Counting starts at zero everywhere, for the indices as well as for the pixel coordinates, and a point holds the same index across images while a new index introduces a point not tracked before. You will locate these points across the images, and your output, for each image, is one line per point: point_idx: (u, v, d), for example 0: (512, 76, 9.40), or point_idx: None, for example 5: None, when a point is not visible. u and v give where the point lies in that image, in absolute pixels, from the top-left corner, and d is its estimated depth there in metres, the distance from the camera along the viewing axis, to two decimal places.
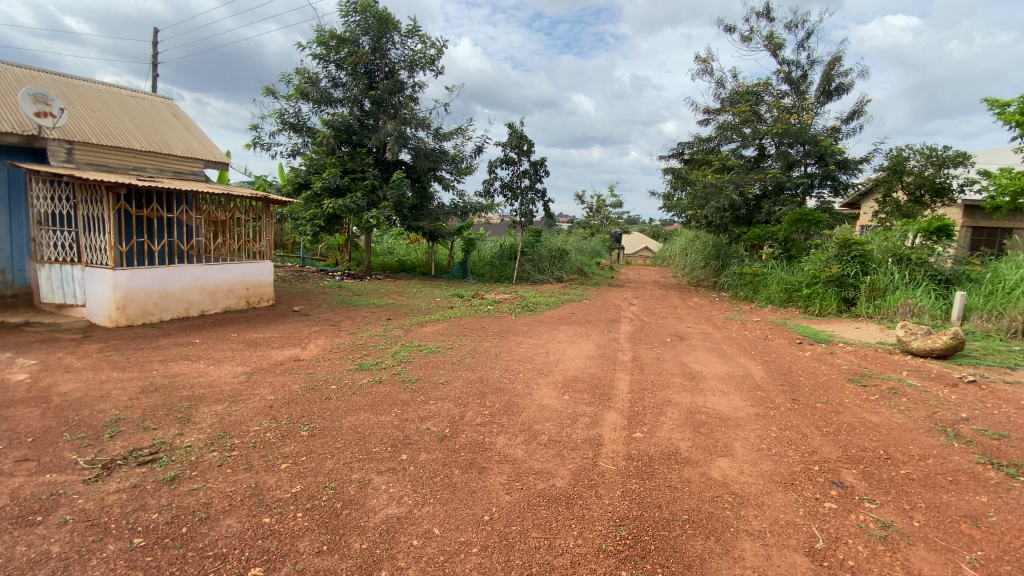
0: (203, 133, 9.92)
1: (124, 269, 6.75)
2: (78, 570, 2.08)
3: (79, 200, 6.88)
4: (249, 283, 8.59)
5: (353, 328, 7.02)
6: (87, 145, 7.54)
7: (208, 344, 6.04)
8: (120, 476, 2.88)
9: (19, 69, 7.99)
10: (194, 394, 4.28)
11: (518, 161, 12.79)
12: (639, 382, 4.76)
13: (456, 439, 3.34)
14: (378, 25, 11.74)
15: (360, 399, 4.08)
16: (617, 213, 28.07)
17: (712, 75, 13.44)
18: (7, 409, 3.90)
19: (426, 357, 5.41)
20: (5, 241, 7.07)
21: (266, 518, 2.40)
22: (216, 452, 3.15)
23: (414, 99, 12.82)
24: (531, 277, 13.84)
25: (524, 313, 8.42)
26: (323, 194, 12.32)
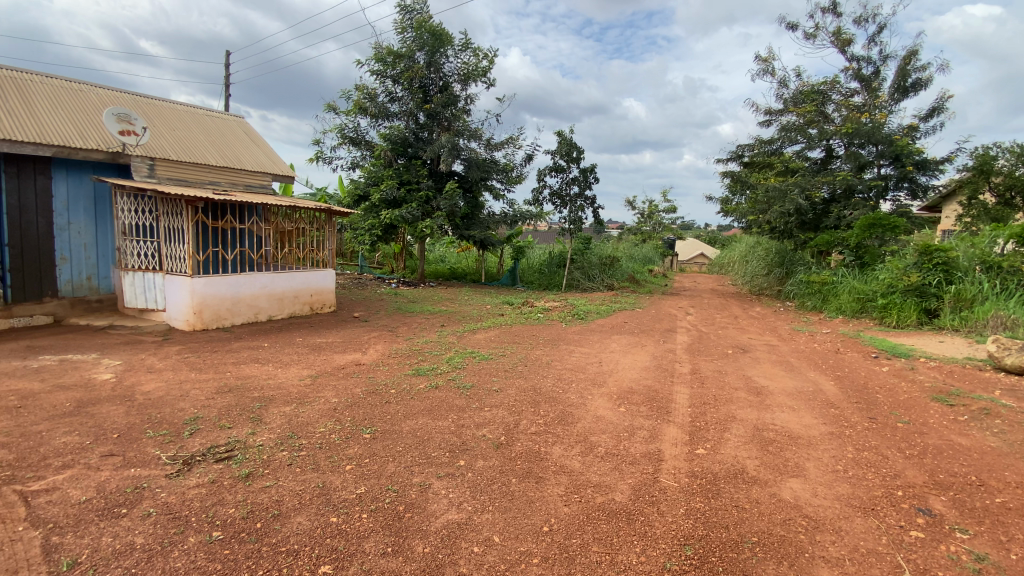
0: (270, 148, 10.55)
1: (201, 277, 7.28)
2: (163, 560, 2.25)
3: (162, 212, 7.48)
4: (312, 290, 9.03)
5: (409, 334, 7.21)
6: (167, 161, 8.21)
7: (276, 348, 6.38)
8: (200, 471, 3.09)
9: (109, 93, 8.82)
10: (264, 395, 4.54)
11: (568, 169, 12.74)
12: (700, 396, 4.59)
13: (512, 447, 3.34)
14: (433, 40, 12.11)
15: (418, 404, 4.18)
16: (670, 219, 27.36)
17: (773, 76, 12.91)
18: (102, 406, 4.28)
19: (479, 364, 5.47)
20: (93, 251, 7.77)
21: (334, 518, 2.50)
22: (285, 451, 3.32)
23: (467, 110, 13.10)
24: (581, 285, 13.70)
25: (576, 321, 8.35)
26: (380, 205, 12.80)
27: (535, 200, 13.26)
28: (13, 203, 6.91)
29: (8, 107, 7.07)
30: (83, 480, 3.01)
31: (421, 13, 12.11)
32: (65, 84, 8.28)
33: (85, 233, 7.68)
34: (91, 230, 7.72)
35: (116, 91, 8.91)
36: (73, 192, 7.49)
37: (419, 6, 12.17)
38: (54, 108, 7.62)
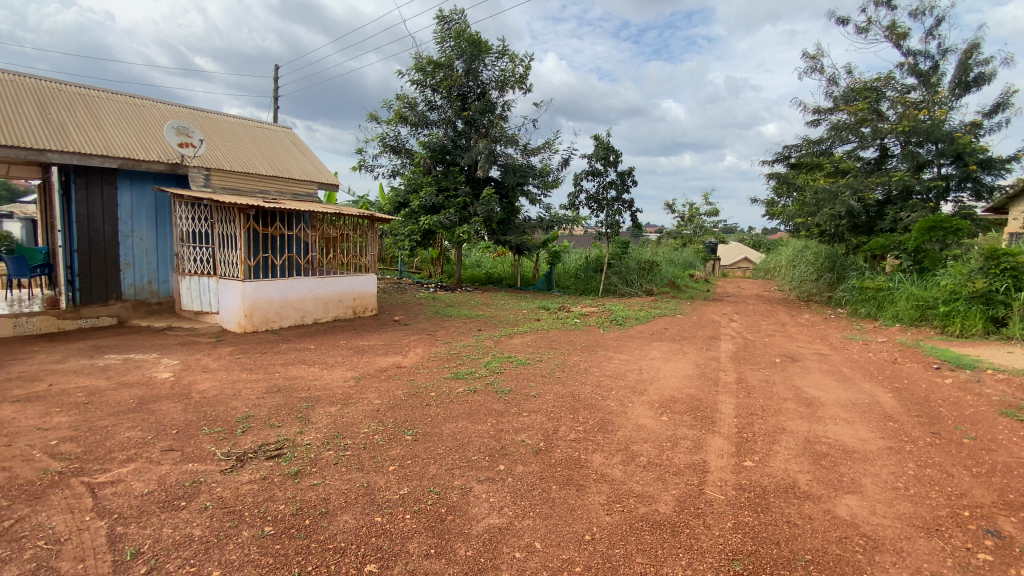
0: (315, 157, 10.95)
1: (252, 281, 7.62)
2: (219, 552, 2.36)
3: (216, 220, 7.88)
4: (354, 294, 9.29)
5: (447, 338, 7.31)
6: (222, 171, 8.65)
7: (321, 350, 6.59)
8: (252, 468, 3.23)
9: (170, 108, 9.38)
10: (310, 396, 4.69)
11: (604, 172, 12.62)
12: (746, 406, 4.44)
13: (551, 453, 3.33)
14: (471, 48, 12.29)
15: (457, 407, 4.23)
16: (712, 222, 26.63)
17: (822, 73, 12.41)
18: (162, 403, 4.54)
19: (517, 368, 5.47)
20: (154, 256, 8.26)
21: (378, 517, 2.56)
22: (331, 451, 3.42)
23: (504, 116, 13.22)
24: (618, 290, 13.50)
25: (614, 327, 8.23)
26: (419, 211, 13.06)
27: (571, 204, 13.20)
28: (83, 212, 7.44)
29: (80, 123, 7.63)
30: (145, 473, 3.19)
31: (460, 22, 12.32)
32: (129, 100, 8.86)
33: (146, 240, 8.17)
34: (151, 237, 8.22)
35: (175, 106, 9.48)
36: (136, 201, 7.99)
37: (458, 16, 12.38)
38: (120, 123, 8.17)
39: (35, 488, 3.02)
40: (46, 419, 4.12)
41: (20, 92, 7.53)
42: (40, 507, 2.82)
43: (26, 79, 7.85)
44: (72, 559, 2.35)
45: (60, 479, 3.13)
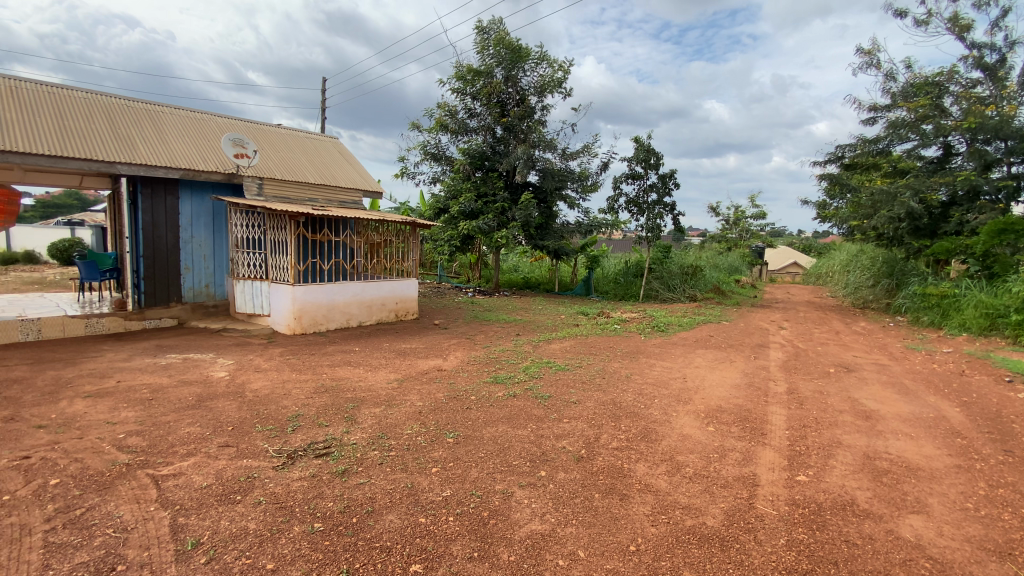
0: (360, 166, 11.30)
1: (301, 285, 7.93)
2: (272, 546, 2.46)
3: (269, 227, 8.25)
4: (397, 298, 9.51)
5: (486, 342, 7.36)
6: (273, 180, 9.05)
7: (365, 353, 6.78)
8: (301, 465, 3.35)
9: (226, 121, 9.90)
10: (356, 396, 4.83)
11: (645, 175, 12.42)
12: (799, 418, 4.25)
13: (593, 461, 3.30)
14: (511, 55, 12.39)
15: (498, 411, 4.25)
16: (758, 225, 25.69)
17: (878, 69, 11.81)
18: (218, 401, 4.78)
19: (557, 374, 5.45)
20: (211, 261, 8.73)
21: (422, 518, 2.61)
22: (376, 451, 3.51)
23: (543, 122, 13.24)
24: (660, 295, 13.22)
25: (656, 334, 8.06)
26: (459, 217, 13.24)
27: (611, 208, 13.06)
28: (148, 220, 7.95)
29: (147, 137, 8.17)
30: (203, 467, 3.37)
31: (499, 30, 12.44)
32: (190, 115, 9.41)
33: (204, 246, 8.65)
34: (209, 243, 8.69)
35: (231, 119, 10.01)
36: (196, 209, 8.48)
37: (498, 24, 12.51)
38: (182, 136, 8.69)
39: (106, 479, 3.24)
40: (115, 414, 4.42)
41: (94, 109, 8.14)
42: (109, 497, 3.01)
43: (100, 97, 8.47)
44: (139, 547, 2.51)
45: (127, 470, 3.35)
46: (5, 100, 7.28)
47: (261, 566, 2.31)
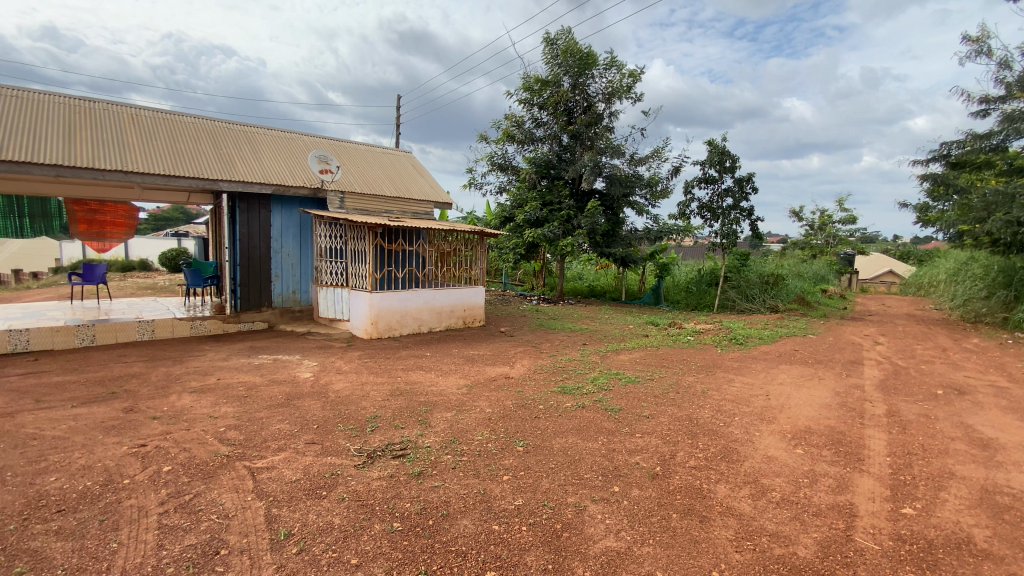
0: (431, 178, 11.74)
1: (378, 292, 8.34)
2: (355, 542, 2.59)
3: (349, 237, 8.75)
4: (465, 306, 9.75)
5: (553, 351, 7.34)
6: (354, 194, 9.61)
7: (436, 358, 6.99)
8: (380, 465, 3.51)
9: (312, 140, 10.67)
10: (428, 400, 4.99)
11: (720, 179, 11.90)
12: (900, 444, 3.87)
13: (669, 479, 3.19)
14: (579, 63, 12.39)
15: (567, 422, 4.22)
16: (847, 231, 23.70)
17: (990, 56, 10.59)
18: (304, 400, 5.12)
19: (627, 386, 5.32)
20: (297, 269, 9.41)
21: (496, 525, 2.64)
22: (449, 455, 3.60)
23: (610, 128, 13.09)
24: (736, 305, 12.55)
25: (733, 347, 7.64)
26: (524, 225, 13.37)
27: (682, 213, 12.63)
28: (244, 231, 8.71)
29: (244, 156, 8.97)
30: (292, 462, 3.63)
31: (567, 39, 12.50)
32: (281, 134, 10.23)
33: (292, 255, 9.34)
34: (296, 252, 9.38)
35: (317, 138, 10.77)
36: (285, 222, 9.18)
37: (566, 33, 12.58)
38: (274, 154, 9.46)
39: (210, 468, 3.57)
40: (216, 408, 4.86)
41: (200, 133, 9.07)
42: (212, 485, 3.32)
43: (205, 122, 9.42)
44: (239, 534, 2.73)
45: (227, 461, 3.67)
46: (129, 127, 8.28)
47: (346, 560, 2.44)
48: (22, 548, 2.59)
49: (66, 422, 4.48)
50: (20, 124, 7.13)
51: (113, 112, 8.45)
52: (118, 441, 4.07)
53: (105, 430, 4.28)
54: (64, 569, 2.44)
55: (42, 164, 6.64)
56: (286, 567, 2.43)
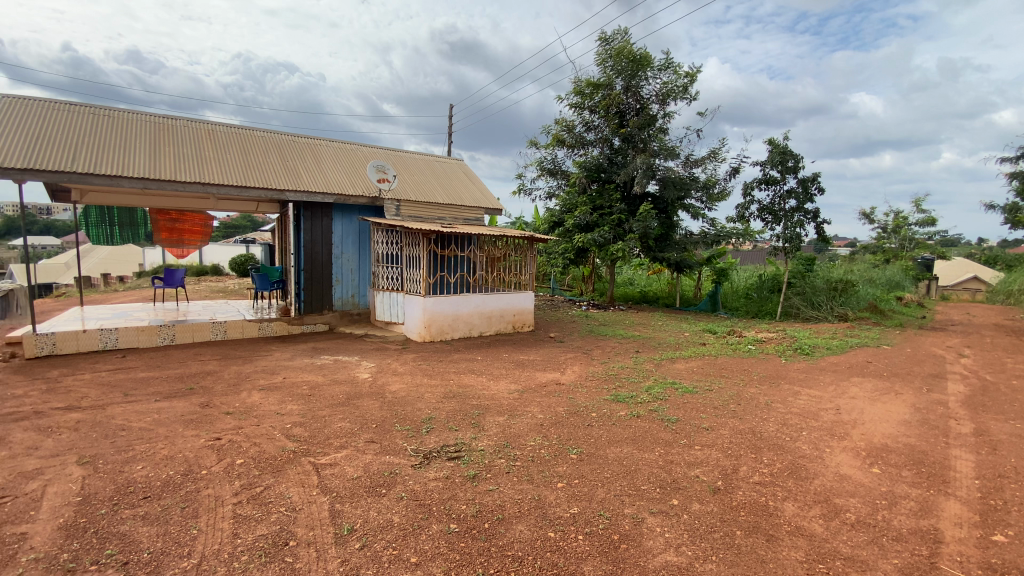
0: (482, 184, 11.92)
1: (430, 297, 8.55)
2: (414, 540, 2.66)
3: (404, 243, 9.04)
4: (515, 311, 9.80)
5: (605, 357, 7.24)
6: (409, 202, 9.92)
7: (487, 362, 7.07)
8: (436, 466, 3.59)
9: (369, 150, 11.10)
10: (481, 404, 5.06)
11: (782, 180, 11.36)
12: (992, 466, 3.54)
13: (732, 494, 3.07)
14: (632, 65, 12.21)
15: (622, 431, 4.16)
16: (925, 233, 21.94)
17: None
18: (363, 400, 5.32)
19: (684, 397, 5.15)
20: (356, 274, 9.80)
21: (552, 532, 2.64)
22: (503, 459, 3.63)
23: (664, 130, 12.81)
24: (801, 313, 11.89)
25: (798, 357, 7.25)
26: (574, 230, 13.30)
27: (740, 216, 12.14)
28: (308, 238, 9.17)
29: (307, 167, 9.47)
30: (353, 460, 3.78)
31: (620, 41, 12.36)
32: (341, 145, 10.72)
33: (351, 261, 9.74)
34: (355, 258, 9.77)
35: (374, 148, 11.21)
36: (345, 229, 9.60)
37: (618, 36, 12.45)
38: (335, 165, 9.94)
39: (278, 462, 3.77)
40: (282, 406, 5.14)
41: (269, 146, 9.67)
42: (281, 478, 3.51)
43: (273, 135, 10.02)
44: (305, 526, 2.87)
45: (294, 457, 3.87)
46: (206, 142, 8.95)
47: (406, 558, 2.51)
48: (114, 531, 2.84)
49: (151, 415, 4.87)
50: (114, 142, 7.87)
51: (193, 129, 9.16)
52: (196, 433, 4.39)
53: (184, 424, 4.62)
54: (151, 551, 2.65)
55: (132, 178, 7.29)
56: (349, 561, 2.53)
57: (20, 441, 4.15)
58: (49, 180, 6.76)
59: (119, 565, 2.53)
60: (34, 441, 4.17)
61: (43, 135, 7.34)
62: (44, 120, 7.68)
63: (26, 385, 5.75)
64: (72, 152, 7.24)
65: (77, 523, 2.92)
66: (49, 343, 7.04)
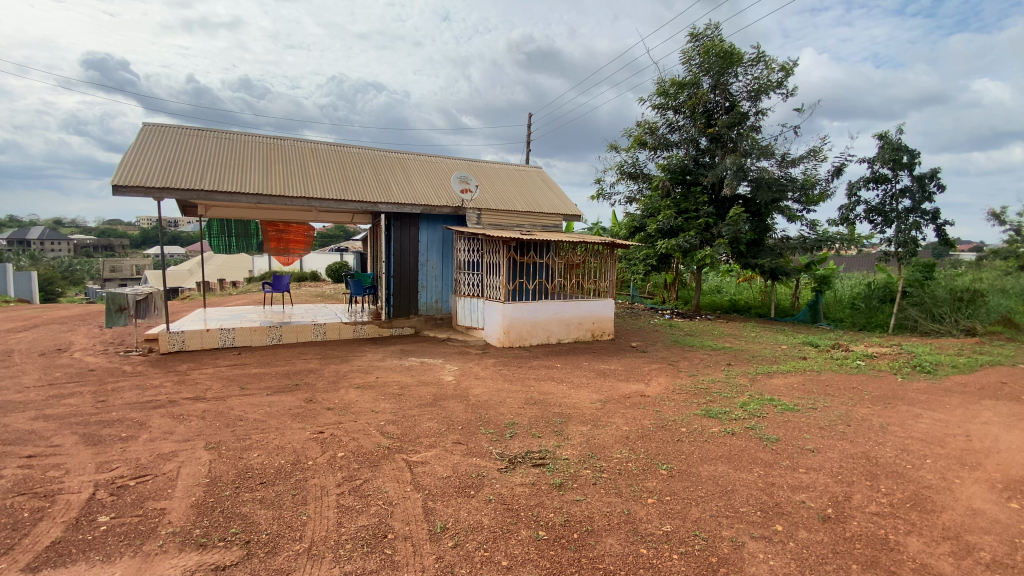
0: (561, 192, 11.96)
1: (510, 303, 8.70)
2: (504, 544, 2.71)
3: (485, 251, 9.29)
4: (594, 318, 9.68)
5: (692, 370, 6.92)
6: (490, 210, 10.17)
7: (568, 370, 7.04)
8: (522, 471, 3.63)
9: (453, 161, 11.55)
10: (564, 412, 5.05)
11: (895, 178, 10.26)
12: None
13: (844, 524, 2.83)
14: (721, 62, 11.66)
15: (715, 449, 3.96)
16: None
17: None
18: (448, 402, 5.52)
19: (784, 415, 4.78)
20: (440, 280, 10.20)
21: (644, 549, 2.60)
22: (588, 470, 3.60)
23: (757, 128, 12.07)
24: (919, 326, 10.62)
25: (918, 377, 6.46)
26: (656, 235, 12.89)
27: (844, 218, 11.13)
28: (397, 247, 9.71)
29: (397, 180, 10.04)
30: (443, 459, 3.94)
31: (709, 37, 11.83)
32: (426, 158, 11.26)
33: (435, 268, 10.16)
34: (439, 265, 10.18)
35: (457, 159, 11.65)
36: (430, 238, 10.04)
37: (708, 32, 11.91)
38: (422, 177, 10.45)
39: (375, 457, 4.02)
40: (376, 404, 5.46)
41: (363, 161, 10.37)
42: (378, 473, 3.73)
43: (366, 151, 10.75)
44: (402, 521, 3.03)
45: (388, 452, 4.11)
46: (309, 159, 9.80)
47: (497, 561, 2.57)
48: (237, 512, 3.18)
49: (263, 407, 5.39)
50: (234, 162, 8.84)
51: (298, 148, 10.07)
52: (302, 426, 4.80)
53: (291, 417, 5.07)
54: (268, 533, 2.94)
55: (248, 194, 8.15)
56: (443, 559, 2.63)
57: (158, 426, 4.77)
58: (182, 197, 7.73)
59: (242, 543, 2.83)
60: (170, 427, 4.78)
61: (177, 158, 8.44)
62: (179, 145, 8.81)
63: (162, 376, 6.61)
64: (201, 172, 8.23)
65: (206, 502, 3.30)
66: (180, 340, 8.04)
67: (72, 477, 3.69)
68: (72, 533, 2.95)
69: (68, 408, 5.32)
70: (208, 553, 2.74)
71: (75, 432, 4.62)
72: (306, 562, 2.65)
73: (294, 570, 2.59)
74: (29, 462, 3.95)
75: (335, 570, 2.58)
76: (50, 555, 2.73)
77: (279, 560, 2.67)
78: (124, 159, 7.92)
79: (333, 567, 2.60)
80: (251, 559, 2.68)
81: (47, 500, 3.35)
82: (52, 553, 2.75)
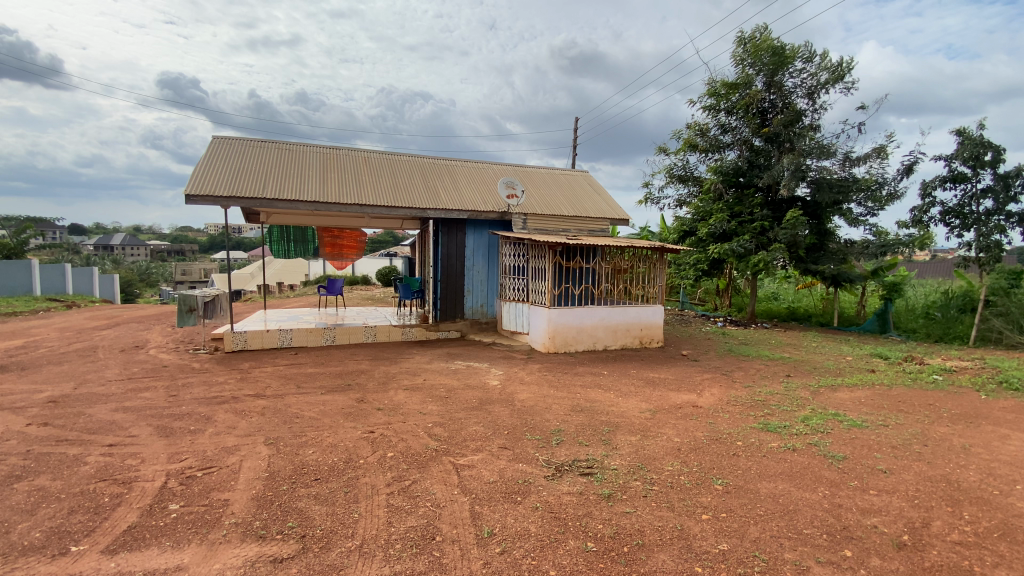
0: (607, 194, 11.83)
1: (556, 308, 8.68)
2: (552, 553, 2.69)
3: (531, 256, 9.25)
4: (642, 325, 9.43)
5: (748, 381, 6.60)
6: (536, 215, 10.18)
7: (615, 377, 6.91)
8: (569, 480, 3.59)
9: (497, 167, 11.68)
10: (611, 421, 4.94)
11: (976, 176, 9.44)
12: None
13: (923, 553, 2.61)
14: (776, 59, 11.19)
15: (774, 465, 3.76)
16: None
17: None
18: (494, 406, 5.54)
19: (850, 432, 4.47)
20: (485, 284, 10.27)
21: (697, 566, 2.52)
22: (638, 481, 3.50)
23: (817, 126, 11.47)
24: (1006, 338, 9.68)
25: (1004, 394, 5.89)
26: (708, 240, 12.46)
27: (916, 221, 10.36)
28: (444, 252, 9.88)
29: (445, 186, 10.25)
30: (489, 463, 3.95)
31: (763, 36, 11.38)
32: (472, 164, 11.49)
33: (482, 273, 10.25)
34: (484, 270, 10.25)
35: (503, 165, 11.80)
36: (477, 243, 10.14)
37: (762, 30, 11.48)
38: (469, 183, 10.64)
39: (423, 459, 4.08)
40: (424, 405, 5.58)
41: (412, 169, 10.68)
42: (426, 475, 3.78)
43: (414, 159, 11.08)
44: (449, 523, 3.05)
45: (435, 454, 4.17)
46: (362, 167, 10.18)
47: (545, 570, 2.55)
48: (293, 506, 3.31)
49: (318, 406, 5.60)
50: (292, 172, 9.27)
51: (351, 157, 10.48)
52: (354, 425, 4.96)
53: (344, 415, 5.26)
54: (322, 528, 3.03)
55: (306, 201, 8.51)
56: (490, 564, 2.63)
57: (223, 421, 5.06)
58: (245, 206, 8.16)
59: (298, 537, 2.94)
60: (233, 422, 5.06)
61: (242, 169, 8.94)
62: (242, 157, 9.34)
63: (226, 374, 6.98)
64: (262, 182, 8.68)
65: (265, 496, 3.46)
66: (242, 339, 8.50)
67: (146, 466, 3.97)
68: (146, 519, 3.16)
69: (144, 401, 5.73)
70: (267, 545, 2.87)
71: (151, 424, 4.98)
72: (358, 560, 2.71)
73: (346, 566, 2.66)
74: (110, 451, 4.27)
75: (385, 568, 2.63)
76: (126, 538, 2.94)
77: (332, 556, 2.75)
78: (196, 170, 8.50)
79: (383, 565, 2.65)
80: (306, 553, 2.78)
81: (125, 487, 3.61)
82: (128, 537, 2.96)
